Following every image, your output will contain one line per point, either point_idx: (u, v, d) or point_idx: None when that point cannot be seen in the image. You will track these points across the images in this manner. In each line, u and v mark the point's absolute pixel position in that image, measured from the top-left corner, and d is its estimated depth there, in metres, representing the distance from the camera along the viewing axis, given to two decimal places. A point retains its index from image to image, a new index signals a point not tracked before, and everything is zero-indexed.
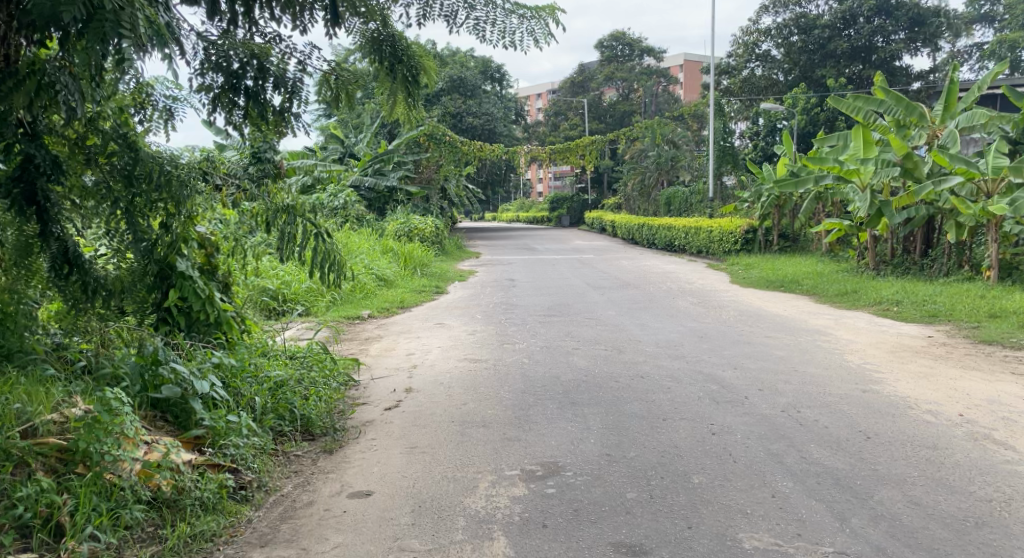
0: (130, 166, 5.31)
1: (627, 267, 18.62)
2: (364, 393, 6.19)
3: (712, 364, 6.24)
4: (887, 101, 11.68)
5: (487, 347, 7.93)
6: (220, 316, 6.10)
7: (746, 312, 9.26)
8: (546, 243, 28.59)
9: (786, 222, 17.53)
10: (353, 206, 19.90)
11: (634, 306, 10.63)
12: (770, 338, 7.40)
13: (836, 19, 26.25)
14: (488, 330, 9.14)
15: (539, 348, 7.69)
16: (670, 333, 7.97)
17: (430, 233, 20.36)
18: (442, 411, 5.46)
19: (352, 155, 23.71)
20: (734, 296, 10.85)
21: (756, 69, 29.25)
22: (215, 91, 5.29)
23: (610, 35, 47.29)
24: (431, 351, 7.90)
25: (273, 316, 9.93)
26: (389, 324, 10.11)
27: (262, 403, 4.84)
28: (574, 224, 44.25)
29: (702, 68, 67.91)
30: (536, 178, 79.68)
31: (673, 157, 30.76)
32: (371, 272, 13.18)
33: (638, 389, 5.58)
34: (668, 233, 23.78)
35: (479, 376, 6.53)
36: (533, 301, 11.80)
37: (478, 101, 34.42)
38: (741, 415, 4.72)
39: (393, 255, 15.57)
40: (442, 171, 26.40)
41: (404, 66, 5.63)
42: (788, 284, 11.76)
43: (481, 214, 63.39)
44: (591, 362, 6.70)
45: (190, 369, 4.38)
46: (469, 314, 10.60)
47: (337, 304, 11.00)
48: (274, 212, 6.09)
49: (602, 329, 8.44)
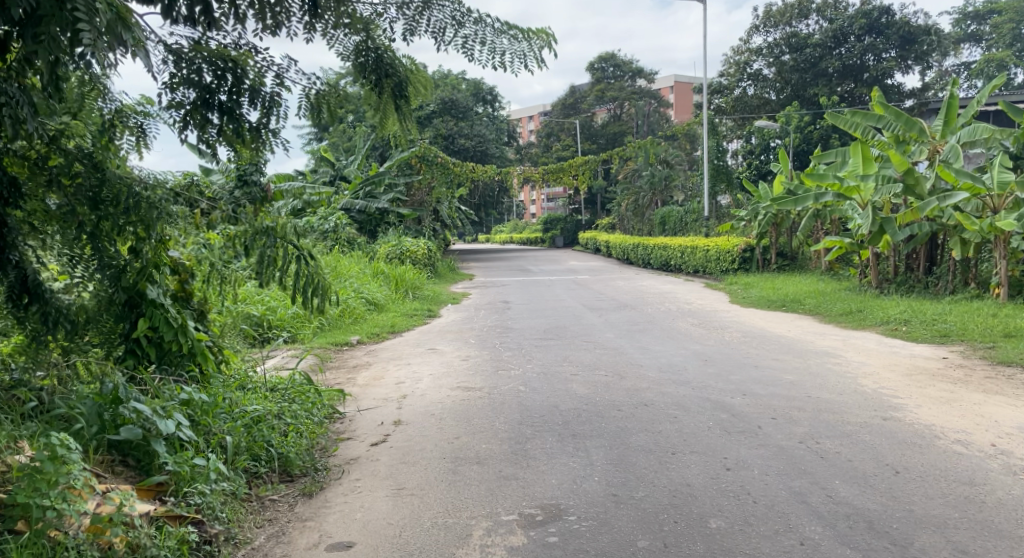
0: (95, 188, 5.00)
1: (623, 287, 18.30)
2: (349, 427, 5.80)
3: (720, 391, 5.88)
4: (886, 116, 11.36)
5: (480, 374, 7.55)
6: (195, 347, 5.76)
7: (749, 334, 8.91)
8: (540, 264, 28.30)
9: (783, 239, 17.25)
10: (344, 229, 19.57)
11: (633, 328, 10.26)
12: (777, 361, 7.05)
13: (827, 38, 26.17)
14: (482, 355, 8.76)
15: (536, 374, 7.33)
16: (671, 357, 7.60)
17: (422, 256, 20.02)
18: (432, 446, 5.08)
19: (343, 178, 23.39)
20: (735, 317, 10.51)
21: (748, 88, 29.14)
22: (187, 108, 5.00)
23: (600, 56, 47.31)
24: (422, 379, 7.53)
25: (257, 344, 9.56)
26: (379, 350, 9.73)
27: (236, 442, 4.49)
28: (568, 245, 44.03)
29: (693, 89, 68.12)
30: (529, 200, 79.64)
31: (667, 177, 30.59)
32: (361, 297, 12.81)
33: (643, 419, 5.21)
34: (664, 253, 23.49)
35: (473, 406, 6.15)
36: (528, 325, 11.44)
37: (470, 123, 34.25)
38: (756, 448, 4.36)
39: (384, 278, 15.22)
40: (434, 193, 26.14)
41: (392, 82, 5.29)
42: (790, 304, 11.44)
43: (475, 236, 63.18)
44: (591, 389, 6.34)
45: (155, 407, 4.03)
46: (462, 338, 10.24)
47: (325, 329, 10.63)
48: (253, 235, 5.75)
49: (600, 354, 8.07)
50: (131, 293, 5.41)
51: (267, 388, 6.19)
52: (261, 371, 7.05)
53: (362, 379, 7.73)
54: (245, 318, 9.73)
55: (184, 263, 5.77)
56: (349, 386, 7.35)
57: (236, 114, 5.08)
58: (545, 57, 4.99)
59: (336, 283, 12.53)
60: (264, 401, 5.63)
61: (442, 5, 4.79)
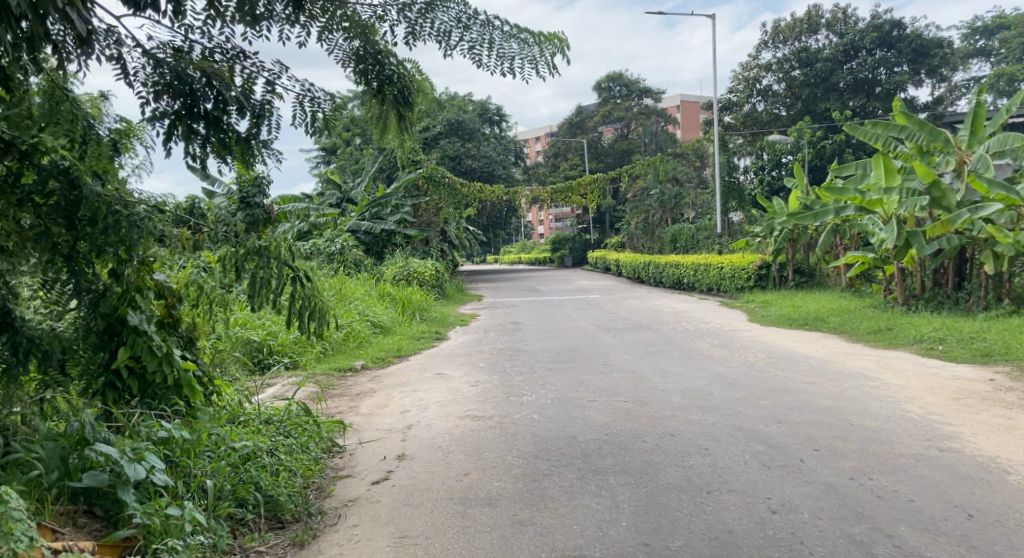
0: (72, 207, 4.64)
1: (636, 307, 17.81)
2: (348, 462, 5.36)
3: (752, 418, 5.40)
4: (909, 126, 10.82)
5: (491, 402, 7.08)
6: (181, 378, 5.29)
7: (774, 356, 8.42)
8: (549, 285, 27.87)
9: (801, 256, 16.77)
10: (350, 251, 19.21)
11: (650, 349, 9.79)
12: (810, 384, 6.56)
13: (837, 53, 25.83)
14: (492, 380, 8.31)
15: (550, 401, 6.86)
16: (695, 382, 7.13)
17: (429, 277, 19.60)
18: (438, 486, 4.62)
19: (349, 200, 23.05)
20: (757, 337, 10.02)
21: (757, 104, 28.77)
22: (171, 119, 4.58)
23: (606, 75, 47.04)
24: (429, 407, 7.07)
25: (257, 373, 9.15)
26: (384, 375, 9.28)
27: (221, 486, 4.07)
28: (577, 265, 43.57)
29: (701, 108, 67.89)
30: (537, 220, 79.38)
31: (677, 195, 30.18)
32: (367, 320, 12.38)
33: (670, 451, 4.74)
34: (676, 271, 23.01)
35: (483, 438, 5.68)
36: (540, 347, 10.97)
37: (477, 144, 33.95)
38: (802, 485, 3.88)
39: (390, 301, 14.80)
40: (442, 214, 25.81)
41: (394, 90, 4.87)
42: (813, 322, 10.95)
43: (483, 257, 62.86)
44: (610, 417, 5.87)
45: (127, 448, 3.64)
46: (471, 362, 9.79)
47: (328, 355, 10.19)
48: (244, 256, 5.33)
49: (618, 379, 7.58)
50: (111, 320, 4.99)
51: (262, 421, 5.73)
52: (257, 402, 6.61)
53: (365, 408, 7.27)
54: (243, 346, 9.31)
55: (170, 287, 5.35)
56: (351, 416, 6.90)
57: (224, 126, 4.68)
58: (557, 64, 4.57)
59: (339, 307, 12.10)
60: (257, 436, 5.18)
61: (447, 6, 4.36)
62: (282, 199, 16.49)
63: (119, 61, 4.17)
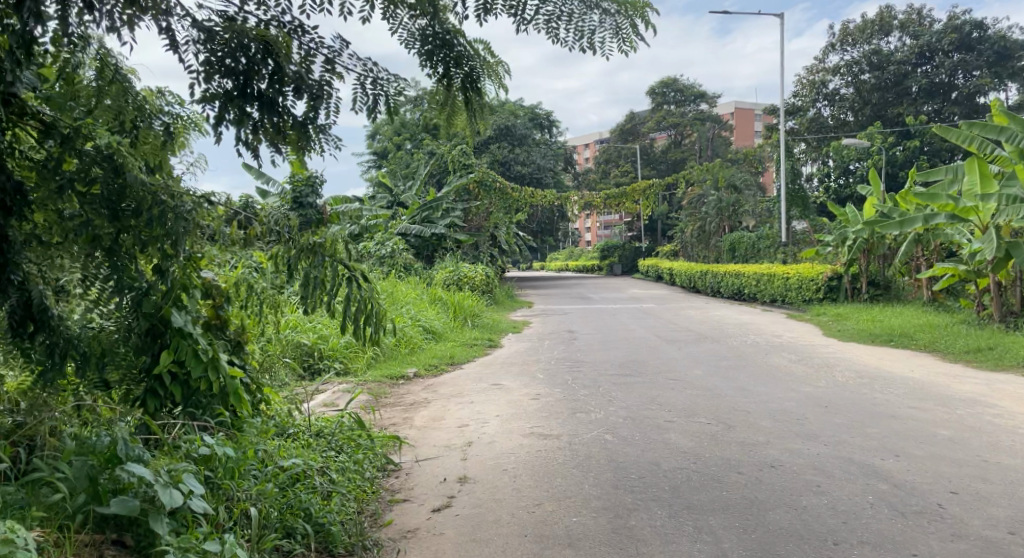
0: (116, 196, 4.18)
1: (697, 317, 17.13)
2: (404, 483, 4.84)
3: (861, 452, 4.80)
4: (1010, 128, 9.89)
5: (557, 417, 6.56)
6: (228, 386, 4.74)
7: (867, 379, 7.77)
8: (601, 292, 27.25)
9: (875, 267, 16.39)
10: (401, 255, 18.86)
11: (723, 365, 9.16)
12: (919, 412, 5.93)
13: (911, 55, 24.95)
14: (555, 393, 7.77)
15: (622, 419, 6.31)
16: (784, 405, 6.51)
17: (480, 282, 19.12)
18: (508, 518, 4.07)
19: (400, 203, 22.71)
20: (842, 357, 9.38)
21: (823, 109, 27.98)
22: (221, 101, 4.14)
23: (660, 80, 46.15)
24: (490, 420, 6.57)
25: (307, 378, 8.75)
26: (438, 384, 8.79)
27: (269, 513, 3.59)
28: (627, 273, 42.79)
29: (757, 115, 66.56)
30: (584, 227, 78.58)
31: (735, 203, 29.55)
32: (419, 325, 11.91)
33: (775, 489, 4.17)
34: (736, 281, 22.29)
35: (553, 459, 5.16)
36: (601, 357, 10.41)
37: (527, 149, 33.42)
38: (949, 541, 3.34)
39: (442, 306, 14.34)
40: (493, 218, 25.36)
41: (461, 74, 4.34)
42: (899, 340, 10.68)
43: (530, 264, 62.45)
44: (695, 442, 5.31)
45: (165, 466, 3.18)
46: (529, 372, 9.24)
47: (380, 360, 9.75)
48: (297, 253, 4.89)
49: (695, 397, 7.00)
50: (154, 320, 4.53)
51: (314, 435, 5.26)
52: (305, 411, 6.14)
53: (420, 420, 6.77)
54: (293, 350, 8.91)
55: (219, 286, 4.90)
56: (405, 429, 6.41)
57: (279, 108, 4.25)
58: (645, 34, 4.01)
59: (391, 310, 11.64)
60: (308, 452, 4.71)
61: None
62: (335, 199, 16.16)
63: (169, 32, 3.75)
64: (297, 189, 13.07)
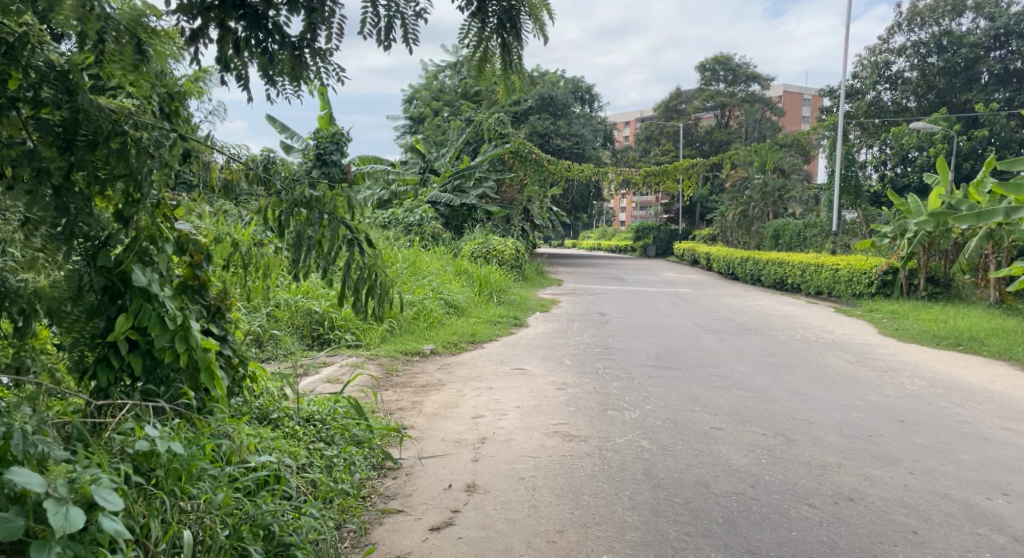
0: (71, 129, 3.30)
1: (736, 306, 16.28)
2: (401, 486, 4.04)
3: (958, 489, 4.09)
4: None
5: (586, 412, 5.83)
6: (200, 360, 3.77)
7: (941, 390, 7.05)
8: (634, 273, 26.42)
9: (934, 265, 16.64)
10: (429, 223, 18.05)
11: (772, 363, 8.39)
12: (1013, 439, 5.25)
13: (985, 38, 24.87)
14: (585, 382, 7.00)
15: (661, 420, 5.58)
16: (849, 417, 5.75)
17: (510, 256, 18.28)
18: (523, 550, 3.30)
19: (432, 170, 21.80)
20: (912, 363, 8.75)
21: (884, 93, 27.84)
22: (198, 13, 3.27)
23: (712, 58, 44.82)
24: (510, 411, 5.85)
25: (313, 349, 8.05)
26: (455, 364, 8.03)
27: (219, 529, 2.83)
28: (661, 255, 41.67)
29: (805, 100, 65.24)
30: (619, 208, 77.02)
31: (781, 187, 28.70)
32: (440, 298, 11.11)
33: (861, 535, 3.46)
34: (780, 270, 21.42)
35: (583, 466, 4.43)
36: (636, 344, 9.66)
37: (568, 122, 32.30)
38: None
39: (466, 280, 13.52)
40: (527, 191, 24.42)
41: (494, 7, 3.42)
42: (968, 345, 10.63)
43: (560, 241, 61.50)
44: (751, 459, 4.56)
45: (72, 478, 2.43)
46: (555, 356, 8.45)
47: (396, 334, 9.00)
48: (289, 208, 4.08)
49: (746, 400, 6.28)
50: (113, 277, 3.64)
51: (303, 421, 4.44)
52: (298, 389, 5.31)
53: (430, 405, 6.02)
54: (293, 325, 8.18)
55: (198, 240, 3.98)
56: (409, 417, 5.64)
57: (267, 25, 3.36)
58: None
59: (409, 280, 10.85)
60: (291, 445, 3.91)
61: None
62: (362, 159, 15.35)
63: None
64: (320, 145, 12.31)
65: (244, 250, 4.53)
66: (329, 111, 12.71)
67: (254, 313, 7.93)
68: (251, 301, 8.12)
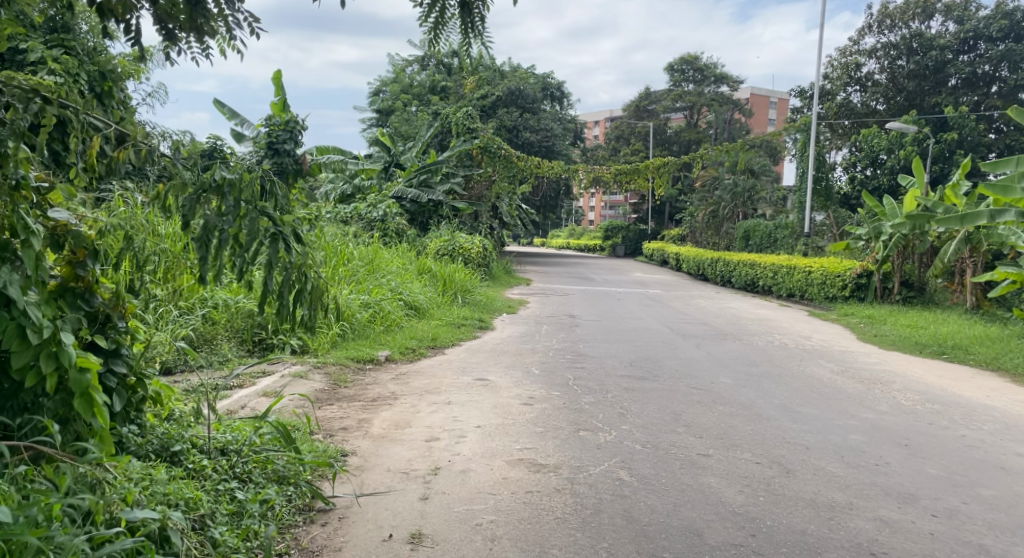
0: None
1: (709, 308, 15.76)
2: (330, 542, 3.33)
3: (990, 539, 3.50)
4: None
5: (555, 434, 5.16)
6: (74, 384, 2.95)
7: (938, 406, 6.50)
8: (604, 273, 25.85)
9: (909, 268, 16.28)
10: (393, 219, 17.27)
11: (754, 374, 7.79)
12: None
13: (955, 40, 24.74)
14: (554, 396, 6.32)
15: (642, 444, 4.93)
16: (848, 441, 5.15)
17: (477, 254, 17.54)
18: None
19: (397, 165, 20.69)
20: (899, 374, 8.25)
21: (853, 94, 27.64)
22: None
23: (680, 58, 44.46)
24: (471, 432, 5.14)
25: (253, 357, 7.27)
26: (412, 372, 7.30)
27: None
28: (629, 254, 41.21)
29: (771, 102, 65.48)
30: (587, 206, 76.58)
31: (751, 188, 28.40)
32: (399, 299, 10.36)
33: None
34: (752, 271, 21.01)
35: (553, 507, 3.76)
36: (609, 350, 9.02)
37: (537, 116, 31.59)
38: None
39: (429, 280, 12.77)
40: (495, 188, 23.70)
41: None
42: (952, 353, 10.14)
43: (528, 240, 60.99)
44: (746, 497, 3.94)
45: None
46: (522, 365, 7.77)
47: (348, 339, 8.25)
48: (194, 197, 3.40)
49: (733, 419, 5.67)
50: None
51: (215, 454, 3.72)
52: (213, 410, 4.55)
53: (378, 425, 5.29)
54: (231, 329, 7.40)
55: (80, 233, 3.23)
56: (353, 440, 4.91)
57: None
58: None
59: (366, 279, 10.09)
60: (193, 489, 3.25)
61: None
62: (321, 149, 14.44)
63: None
64: (271, 133, 11.44)
65: (138, 247, 3.82)
66: (283, 97, 11.84)
67: (187, 316, 7.15)
68: (185, 300, 7.34)
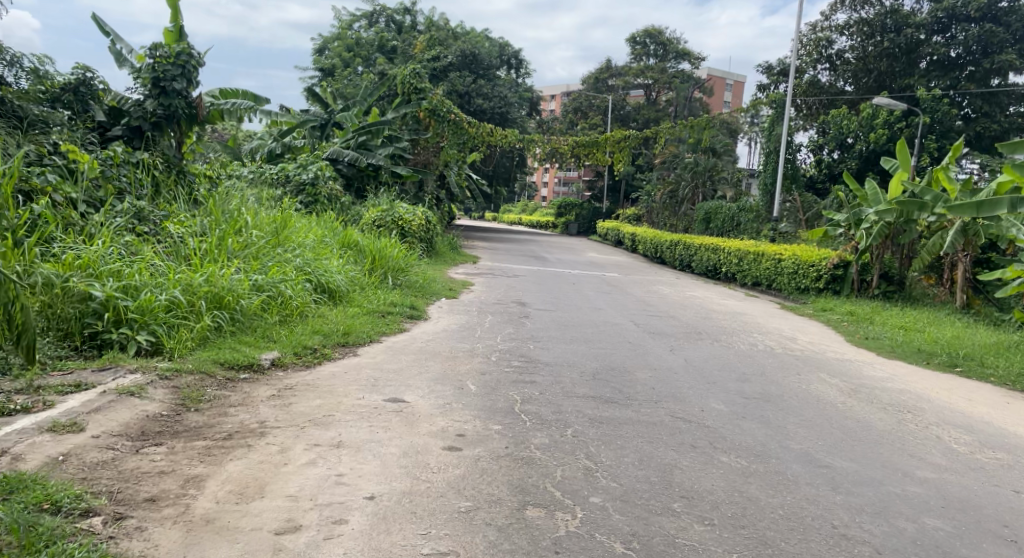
0: None
1: (673, 297, 14.11)
2: None
3: None
4: None
5: (486, 517, 3.32)
6: None
7: (1003, 456, 4.89)
8: (555, 252, 24.12)
9: (889, 260, 14.76)
10: (326, 183, 14.99)
11: (753, 395, 6.05)
12: None
13: (932, 19, 23.23)
14: (493, 434, 4.47)
15: (623, 544, 3.18)
16: (924, 534, 3.45)
17: (419, 227, 15.47)
18: None
19: (335, 124, 18.41)
20: (922, 398, 6.62)
21: (822, 73, 26.51)
22: None
23: (642, 30, 42.58)
24: (355, 510, 3.30)
25: (79, 359, 5.35)
26: (301, 387, 5.35)
27: None
28: (583, 234, 39.50)
29: (727, 85, 64.21)
30: (541, 181, 74.69)
31: (712, 168, 26.85)
32: (307, 281, 8.34)
33: None
34: (715, 257, 19.45)
35: None
36: (566, 354, 7.21)
37: (491, 82, 29.46)
38: None
39: (353, 256, 10.71)
40: (443, 155, 21.59)
41: None
42: (966, 366, 8.57)
43: (478, 216, 59.10)
44: None
45: None
46: (454, 377, 5.88)
47: (223, 334, 6.24)
48: None
49: (752, 483, 3.91)
50: None
51: None
52: None
53: (209, 497, 3.33)
54: (51, 318, 5.48)
55: None
56: (153, 532, 3.02)
57: None
58: None
59: (264, 253, 8.04)
60: None
61: None
62: (226, 93, 12.20)
63: None
64: (157, 67, 8.95)
65: None
66: (178, 24, 9.63)
67: None
68: None
